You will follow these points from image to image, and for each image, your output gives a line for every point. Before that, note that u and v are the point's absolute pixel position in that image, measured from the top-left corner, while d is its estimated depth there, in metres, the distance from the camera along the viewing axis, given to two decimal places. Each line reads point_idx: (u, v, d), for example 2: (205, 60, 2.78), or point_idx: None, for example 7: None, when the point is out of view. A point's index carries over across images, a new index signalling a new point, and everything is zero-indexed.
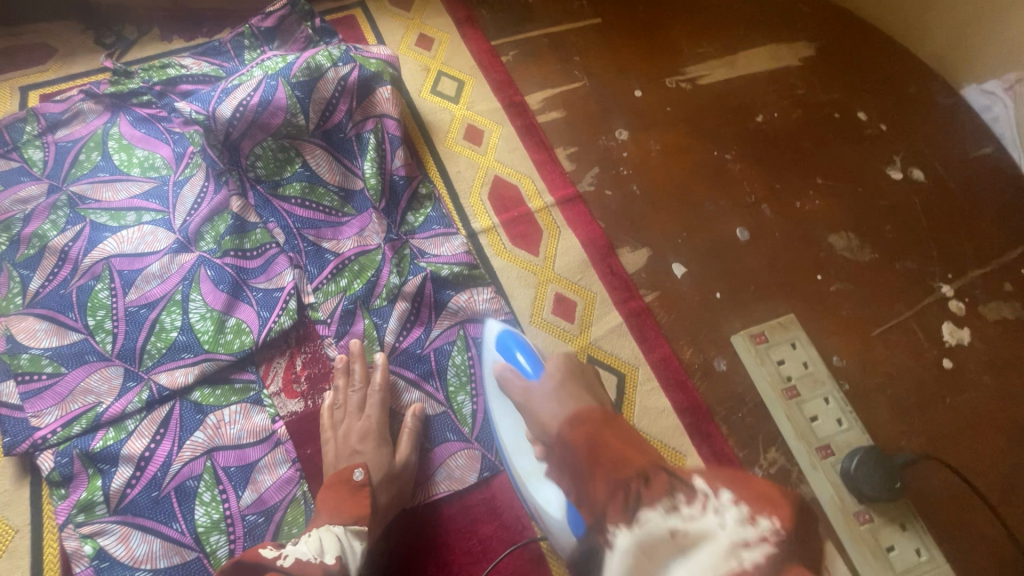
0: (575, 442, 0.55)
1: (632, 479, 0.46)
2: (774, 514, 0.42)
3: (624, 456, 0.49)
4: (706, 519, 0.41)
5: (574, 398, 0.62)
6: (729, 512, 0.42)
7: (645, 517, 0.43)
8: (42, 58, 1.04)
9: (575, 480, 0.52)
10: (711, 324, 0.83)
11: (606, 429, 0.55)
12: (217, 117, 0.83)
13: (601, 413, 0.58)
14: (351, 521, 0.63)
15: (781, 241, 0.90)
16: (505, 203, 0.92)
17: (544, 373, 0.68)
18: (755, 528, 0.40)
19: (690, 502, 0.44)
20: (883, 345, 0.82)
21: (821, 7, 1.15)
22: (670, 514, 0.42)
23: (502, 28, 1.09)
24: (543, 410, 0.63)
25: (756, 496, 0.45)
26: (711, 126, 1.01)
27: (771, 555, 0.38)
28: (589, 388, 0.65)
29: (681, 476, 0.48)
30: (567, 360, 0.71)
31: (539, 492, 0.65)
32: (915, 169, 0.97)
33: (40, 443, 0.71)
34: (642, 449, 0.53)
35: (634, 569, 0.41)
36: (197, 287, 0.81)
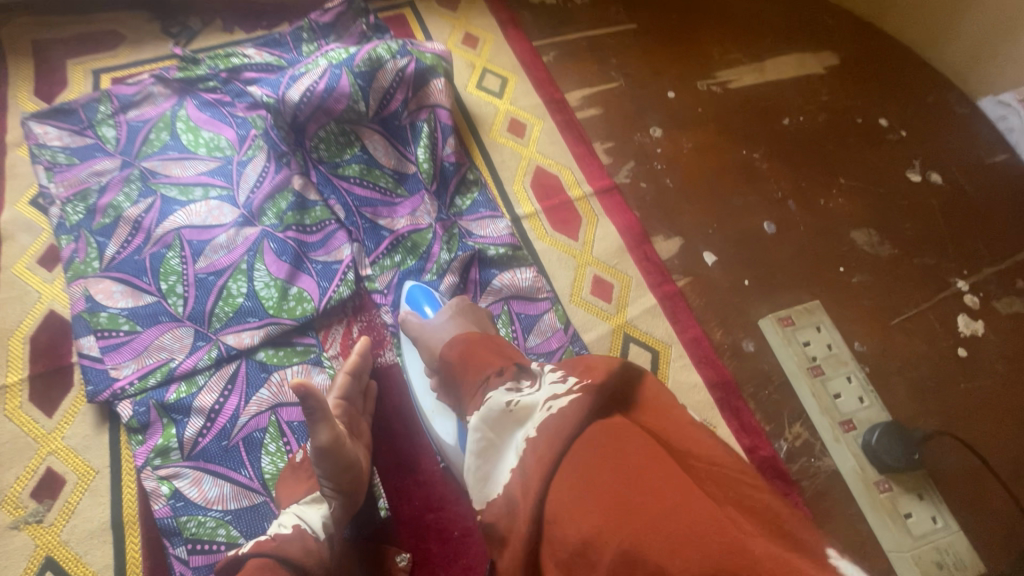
0: (451, 359, 0.61)
1: (488, 375, 0.55)
2: (589, 375, 0.48)
3: (488, 359, 0.57)
4: (533, 392, 0.50)
5: (462, 329, 0.68)
6: (550, 378, 0.51)
7: (491, 395, 0.53)
8: (114, 44, 1.11)
9: (456, 393, 0.60)
10: (739, 308, 0.88)
11: (481, 342, 0.60)
12: (286, 100, 0.90)
13: (482, 335, 0.62)
14: (303, 496, 0.66)
15: (806, 234, 0.95)
16: (547, 191, 0.98)
17: (440, 313, 0.73)
18: (566, 383, 0.49)
19: (531, 382, 0.52)
20: (901, 332, 0.87)
21: (844, 20, 1.22)
22: (510, 391, 0.52)
23: (543, 29, 1.16)
24: (434, 340, 0.70)
25: (583, 367, 0.50)
26: (740, 126, 1.07)
27: (575, 400, 0.46)
28: (475, 320, 0.72)
29: (525, 365, 0.55)
30: (459, 302, 0.74)
31: (439, 424, 0.75)
32: (933, 173, 1.03)
33: (119, 393, 0.77)
34: (508, 351, 0.59)
35: (486, 437, 0.51)
36: (261, 257, 0.86)
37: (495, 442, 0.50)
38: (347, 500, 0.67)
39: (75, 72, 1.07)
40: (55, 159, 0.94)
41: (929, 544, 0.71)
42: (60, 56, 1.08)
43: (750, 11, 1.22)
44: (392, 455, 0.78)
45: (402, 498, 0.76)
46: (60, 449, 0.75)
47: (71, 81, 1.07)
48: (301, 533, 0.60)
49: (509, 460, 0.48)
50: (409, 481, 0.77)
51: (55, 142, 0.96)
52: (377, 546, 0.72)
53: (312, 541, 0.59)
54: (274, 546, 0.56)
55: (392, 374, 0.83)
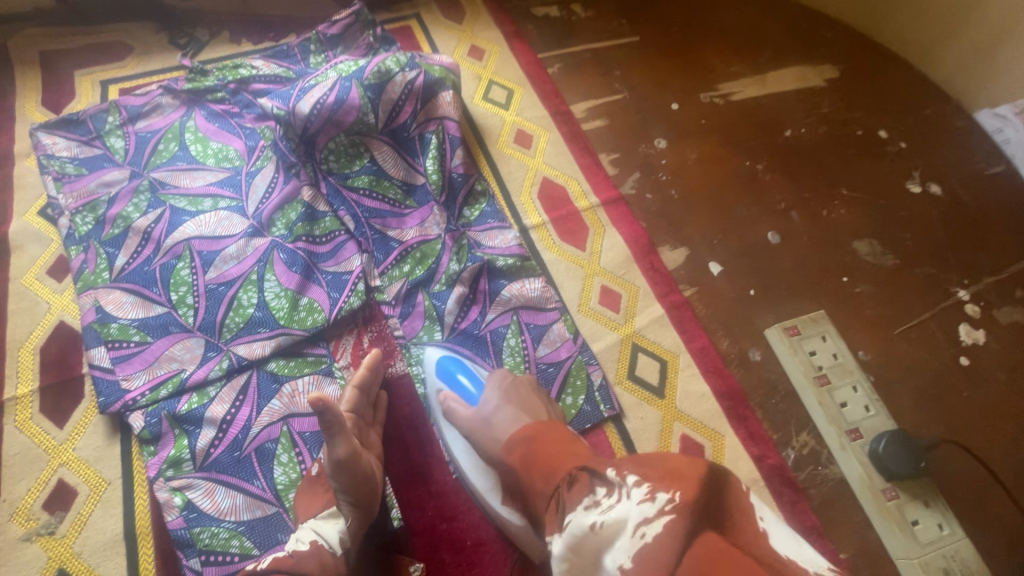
0: (515, 461, 0.62)
1: (558, 488, 0.54)
2: (679, 486, 0.48)
3: (558, 462, 0.57)
4: (616, 507, 0.49)
5: (515, 419, 0.66)
6: (634, 491, 0.50)
7: (570, 519, 0.51)
8: (121, 55, 1.11)
9: (524, 496, 0.60)
10: (745, 318, 0.89)
11: (547, 434, 0.62)
12: (297, 113, 0.90)
13: (542, 427, 0.63)
14: (320, 509, 0.66)
15: (809, 244, 0.97)
16: (554, 201, 0.99)
17: (487, 394, 0.71)
18: (655, 502, 0.48)
19: (607, 492, 0.51)
20: (904, 341, 0.88)
21: (842, 33, 1.24)
22: (590, 510, 0.51)
23: (548, 42, 1.18)
24: (485, 433, 0.68)
25: (662, 473, 0.50)
26: (743, 138, 1.08)
27: (669, 524, 0.46)
28: (523, 401, 0.69)
29: (601, 471, 0.54)
30: (502, 377, 0.73)
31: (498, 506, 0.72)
32: (932, 183, 1.05)
33: (131, 404, 0.77)
34: (578, 447, 0.60)
35: (573, 566, 0.51)
36: (272, 268, 0.87)
37: (581, 566, 0.50)
38: (362, 515, 0.67)
39: (83, 83, 1.08)
40: (64, 170, 0.95)
41: (936, 550, 0.72)
42: (67, 67, 1.09)
43: (750, 24, 1.24)
44: (404, 466, 0.79)
45: (415, 508, 0.76)
46: (72, 460, 0.75)
47: (78, 91, 1.07)
48: (318, 549, 0.60)
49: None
50: (421, 491, 0.78)
51: (64, 153, 0.96)
52: (393, 557, 0.73)
53: (327, 556, 0.60)
54: (291, 563, 0.57)
55: (402, 384, 0.84)
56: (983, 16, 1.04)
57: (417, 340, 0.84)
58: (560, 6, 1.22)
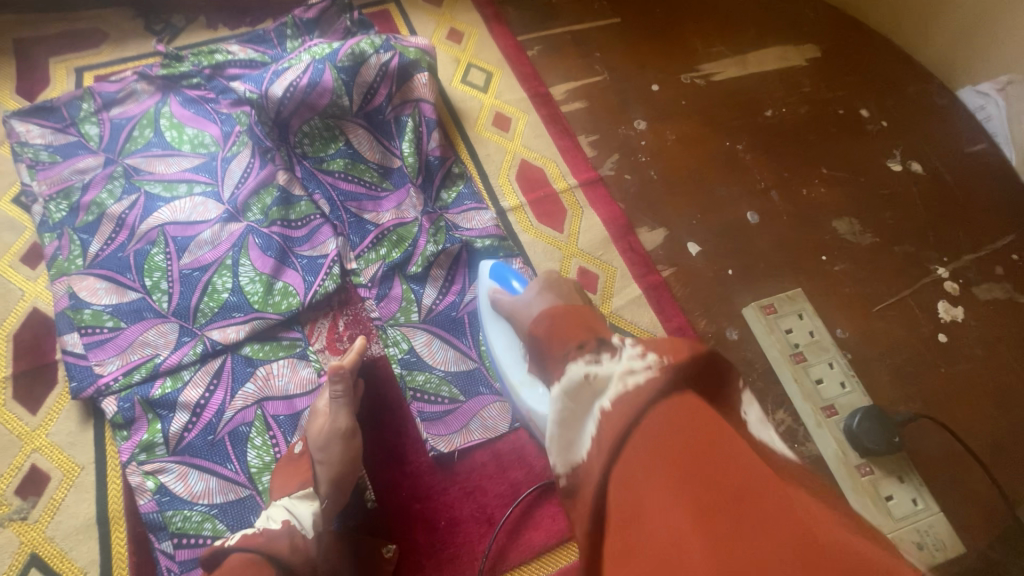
0: (538, 335, 0.62)
1: (569, 349, 0.55)
2: (672, 353, 0.48)
3: (575, 333, 0.57)
4: (612, 363, 0.50)
5: (547, 302, 0.67)
6: (629, 351, 0.50)
7: (570, 368, 0.53)
8: (96, 42, 1.10)
9: (542, 365, 0.60)
10: (723, 297, 0.89)
11: (572, 313, 0.61)
12: (270, 96, 0.90)
13: (569, 307, 0.63)
14: (295, 489, 0.65)
15: (788, 223, 0.96)
16: (532, 183, 0.98)
17: (528, 288, 0.72)
18: (644, 360, 0.48)
19: (611, 355, 0.52)
20: (882, 319, 0.88)
21: (825, 13, 1.23)
22: (588, 362, 0.52)
23: (527, 24, 1.17)
24: (523, 316, 0.69)
25: (663, 342, 0.50)
26: (724, 119, 1.08)
27: (653, 376, 0.46)
28: (565, 293, 0.68)
29: (609, 339, 0.54)
30: (548, 275, 0.72)
31: (528, 395, 0.71)
32: (913, 162, 1.04)
33: (104, 389, 0.76)
34: (600, 326, 0.58)
35: (566, 408, 0.52)
36: (246, 253, 0.86)
37: (574, 412, 0.51)
38: (337, 499, 0.67)
39: (58, 71, 1.07)
40: (38, 157, 0.94)
41: (909, 525, 0.72)
42: (42, 55, 1.08)
43: (734, 5, 1.23)
44: (380, 447, 0.79)
45: (391, 488, 0.77)
46: (45, 446, 0.75)
47: (53, 79, 1.06)
48: (289, 529, 0.59)
49: (588, 429, 0.49)
50: (396, 472, 0.78)
51: (37, 140, 0.95)
52: (368, 539, 0.73)
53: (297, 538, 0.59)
54: (262, 541, 0.57)
55: (379, 367, 0.83)
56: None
57: (394, 321, 0.84)
58: None
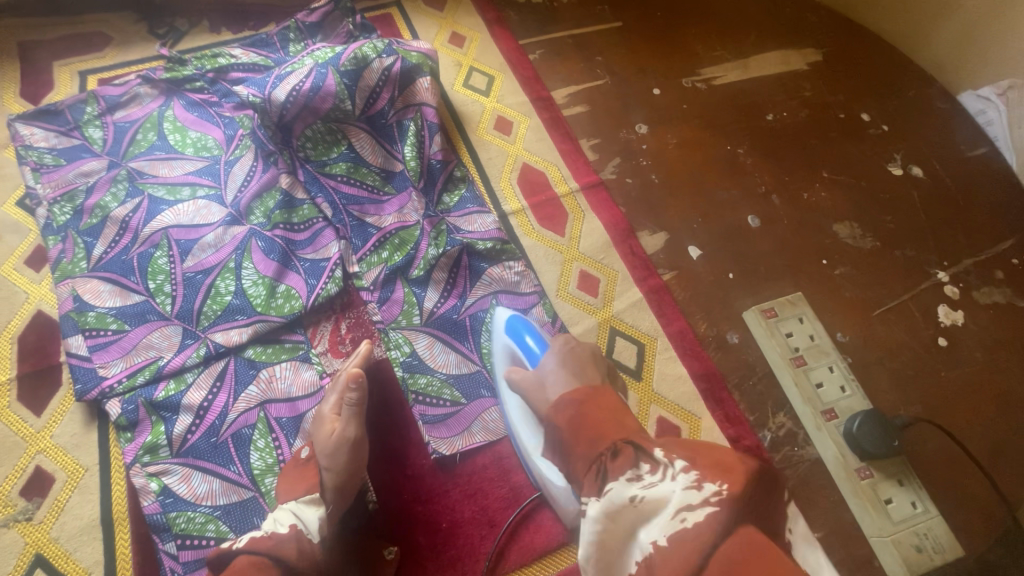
0: (563, 422, 0.62)
1: (601, 455, 0.55)
2: (727, 479, 0.47)
3: (603, 432, 0.57)
4: (660, 485, 0.50)
5: (568, 383, 0.66)
6: (680, 475, 0.49)
7: (610, 488, 0.52)
8: (100, 45, 1.11)
9: (566, 458, 0.61)
10: (724, 301, 0.89)
11: (596, 399, 0.62)
12: (273, 100, 0.90)
13: (591, 392, 0.63)
14: (302, 494, 0.65)
15: (789, 227, 0.97)
16: (534, 187, 0.99)
17: (548, 358, 0.71)
18: (701, 491, 0.47)
19: (651, 469, 0.52)
20: (882, 322, 0.88)
21: (825, 17, 1.24)
22: (632, 483, 0.51)
23: (529, 28, 1.17)
24: (540, 389, 0.69)
25: (715, 467, 0.49)
26: (725, 122, 1.08)
27: (713, 515, 0.45)
28: (581, 368, 0.68)
29: (645, 446, 0.54)
30: (564, 342, 0.72)
31: (543, 464, 0.74)
32: (914, 166, 1.05)
33: (108, 392, 0.77)
34: (628, 420, 0.59)
35: (607, 531, 0.51)
36: (249, 256, 0.87)
37: (619, 535, 0.50)
38: (341, 504, 0.68)
39: (62, 74, 1.08)
40: (42, 160, 0.95)
41: (908, 528, 0.73)
42: (46, 58, 1.08)
43: (735, 9, 1.23)
44: (383, 450, 0.79)
45: (392, 490, 0.77)
46: (49, 448, 0.75)
47: (57, 82, 1.07)
48: (297, 533, 0.59)
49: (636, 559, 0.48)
50: (398, 474, 0.78)
51: (42, 143, 0.96)
52: (369, 541, 0.73)
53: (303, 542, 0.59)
54: (270, 544, 0.57)
55: (382, 370, 0.84)
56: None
57: (396, 324, 0.85)
58: None
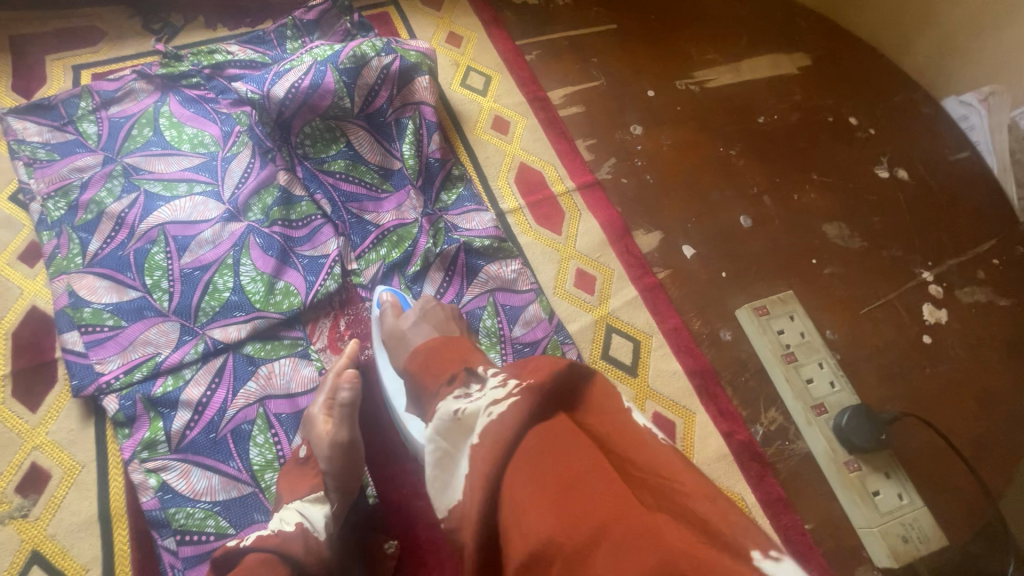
0: (413, 367, 0.58)
1: (441, 383, 0.52)
2: (531, 373, 0.47)
3: (445, 363, 0.54)
4: (478, 397, 0.47)
5: (425, 335, 0.68)
6: (493, 381, 0.48)
7: (443, 405, 0.49)
8: (95, 40, 1.10)
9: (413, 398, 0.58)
10: (717, 299, 0.91)
11: (447, 343, 0.58)
12: (271, 97, 0.90)
13: (446, 337, 0.59)
14: (306, 493, 0.67)
15: (780, 228, 0.99)
16: (530, 186, 1.00)
17: (409, 315, 0.73)
18: (505, 387, 0.47)
19: (479, 387, 0.49)
20: (870, 321, 0.91)
21: (815, 23, 1.27)
22: (458, 399, 0.49)
23: (525, 29, 1.18)
24: (403, 344, 0.70)
25: (525, 367, 0.48)
26: (718, 124, 1.10)
27: (514, 405, 0.44)
28: (440, 323, 0.70)
29: (476, 367, 0.52)
30: (426, 299, 0.75)
31: (413, 426, 0.73)
32: (900, 169, 1.08)
33: (105, 388, 0.77)
34: (477, 357, 0.56)
35: (441, 449, 0.48)
36: (247, 252, 0.87)
37: (451, 453, 0.47)
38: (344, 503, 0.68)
39: (55, 68, 1.07)
40: (36, 155, 0.94)
41: (895, 519, 0.75)
42: (39, 52, 1.07)
43: (727, 13, 1.26)
44: (380, 446, 0.80)
45: (391, 485, 0.78)
46: (45, 444, 0.75)
47: (50, 76, 1.06)
48: (304, 530, 0.61)
49: (462, 469, 0.44)
50: (396, 469, 0.79)
51: (35, 138, 0.95)
52: (371, 534, 0.74)
53: (312, 540, 0.61)
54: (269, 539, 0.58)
55: (381, 366, 0.85)
56: (950, 5, 1.06)
57: None
58: None
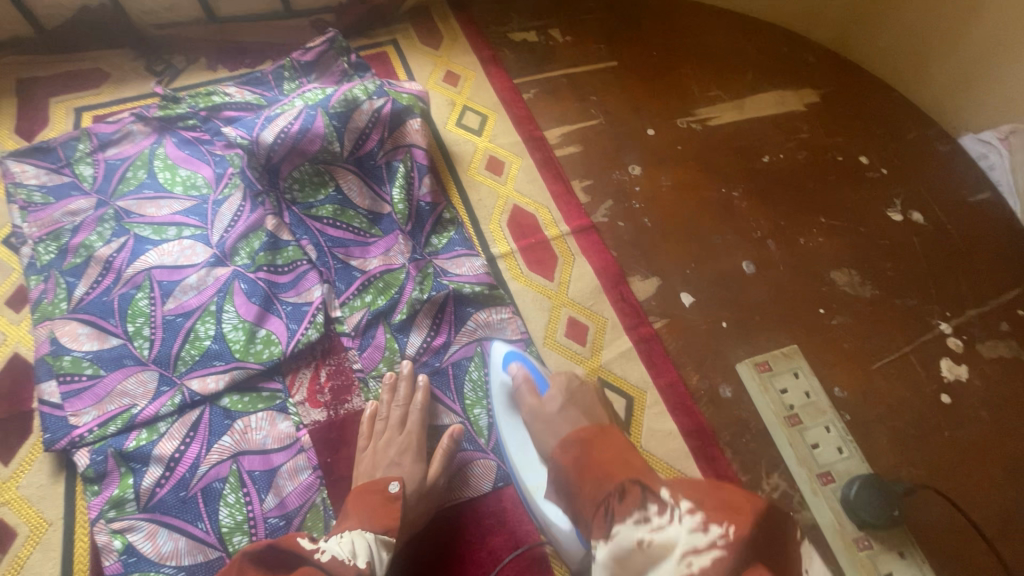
0: (570, 462, 0.64)
1: (611, 497, 0.57)
2: (731, 519, 0.49)
3: (610, 472, 0.59)
4: (665, 528, 0.51)
5: (573, 421, 0.70)
6: (685, 517, 0.51)
7: (618, 530, 0.54)
8: (98, 82, 1.12)
9: (571, 500, 0.63)
10: (716, 351, 0.86)
11: (603, 440, 0.65)
12: (260, 142, 0.90)
13: (597, 432, 0.67)
14: (381, 530, 0.66)
15: (786, 275, 0.94)
16: (523, 230, 0.97)
17: (553, 393, 0.73)
18: (707, 534, 0.49)
19: (659, 511, 0.53)
20: (883, 377, 0.85)
21: (824, 57, 1.24)
22: (639, 525, 0.53)
23: (524, 67, 1.18)
24: (548, 431, 0.71)
25: (720, 503, 0.51)
26: (720, 164, 1.07)
27: (717, 559, 0.47)
28: (588, 407, 0.71)
29: (649, 485, 0.56)
30: (568, 380, 0.74)
31: (545, 506, 0.73)
32: (914, 212, 1.02)
33: (77, 441, 0.75)
34: (633, 458, 0.62)
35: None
36: (231, 299, 0.86)
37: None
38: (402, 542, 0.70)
39: (57, 110, 1.08)
40: (31, 198, 0.94)
41: None
42: (43, 94, 1.09)
43: (732, 48, 1.23)
44: None
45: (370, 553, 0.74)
46: (15, 499, 0.73)
47: (52, 118, 1.08)
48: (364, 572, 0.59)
49: None
50: None
51: (32, 181, 0.96)
52: None
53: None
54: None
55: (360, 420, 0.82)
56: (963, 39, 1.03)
57: (376, 373, 0.84)
58: (538, 32, 1.22)
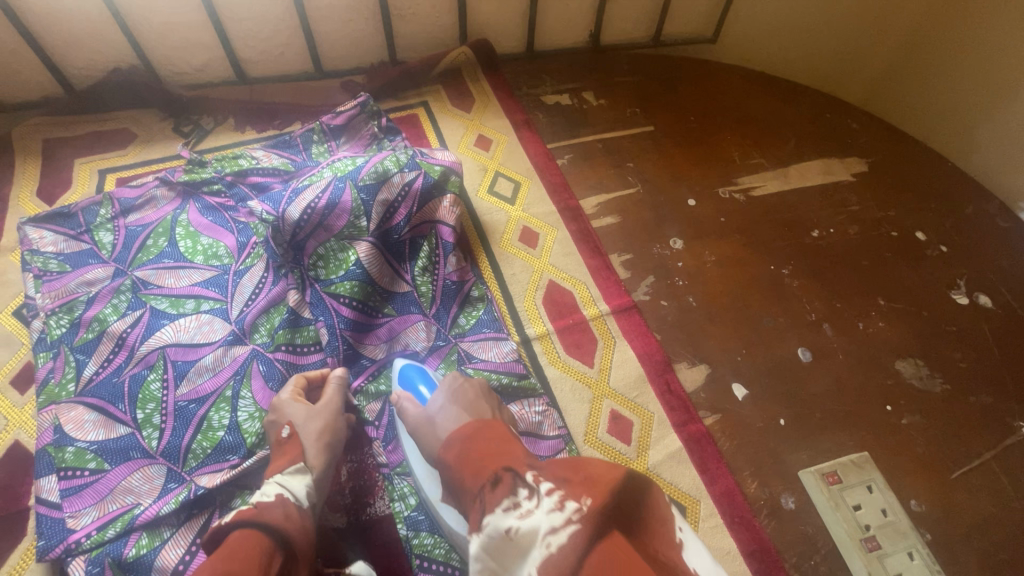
0: (450, 460, 0.58)
1: (482, 489, 0.52)
2: (591, 494, 0.48)
3: (487, 462, 0.55)
4: (532, 515, 0.48)
5: (458, 418, 0.62)
6: (545, 500, 0.49)
7: (488, 521, 0.50)
8: (124, 142, 1.10)
9: (452, 495, 0.58)
10: (774, 455, 0.79)
11: (482, 433, 0.59)
12: (286, 218, 0.86)
13: (479, 425, 0.60)
14: (287, 465, 0.67)
15: (846, 365, 0.87)
16: (560, 308, 0.91)
17: (436, 395, 0.66)
18: (564, 512, 0.48)
19: (529, 496, 0.50)
20: (963, 489, 0.77)
21: (869, 123, 1.19)
22: (508, 513, 0.49)
23: (557, 132, 1.14)
24: (428, 432, 0.64)
25: (583, 485, 0.50)
26: (767, 238, 1.01)
27: (575, 533, 0.46)
28: (470, 403, 0.64)
29: (522, 472, 0.52)
30: (454, 378, 0.68)
31: (446, 513, 0.67)
32: (980, 294, 0.95)
33: (73, 548, 0.68)
34: (516, 450, 0.57)
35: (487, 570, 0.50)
36: (248, 383, 0.80)
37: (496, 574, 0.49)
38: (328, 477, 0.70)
39: (81, 172, 1.06)
40: (47, 267, 0.90)
41: None
42: (68, 156, 1.07)
43: (772, 113, 1.19)
44: None
45: None
46: None
47: (76, 180, 1.05)
48: (284, 501, 0.61)
49: None
50: None
51: (49, 248, 0.92)
52: None
53: (293, 509, 0.61)
54: None
55: (385, 528, 0.74)
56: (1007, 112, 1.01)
57: (401, 469, 0.77)
58: (572, 94, 1.19)
